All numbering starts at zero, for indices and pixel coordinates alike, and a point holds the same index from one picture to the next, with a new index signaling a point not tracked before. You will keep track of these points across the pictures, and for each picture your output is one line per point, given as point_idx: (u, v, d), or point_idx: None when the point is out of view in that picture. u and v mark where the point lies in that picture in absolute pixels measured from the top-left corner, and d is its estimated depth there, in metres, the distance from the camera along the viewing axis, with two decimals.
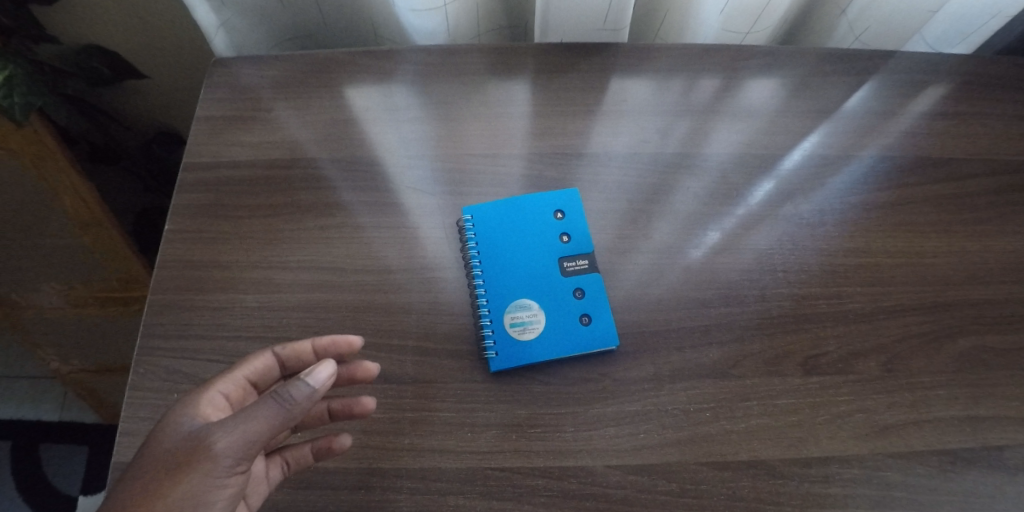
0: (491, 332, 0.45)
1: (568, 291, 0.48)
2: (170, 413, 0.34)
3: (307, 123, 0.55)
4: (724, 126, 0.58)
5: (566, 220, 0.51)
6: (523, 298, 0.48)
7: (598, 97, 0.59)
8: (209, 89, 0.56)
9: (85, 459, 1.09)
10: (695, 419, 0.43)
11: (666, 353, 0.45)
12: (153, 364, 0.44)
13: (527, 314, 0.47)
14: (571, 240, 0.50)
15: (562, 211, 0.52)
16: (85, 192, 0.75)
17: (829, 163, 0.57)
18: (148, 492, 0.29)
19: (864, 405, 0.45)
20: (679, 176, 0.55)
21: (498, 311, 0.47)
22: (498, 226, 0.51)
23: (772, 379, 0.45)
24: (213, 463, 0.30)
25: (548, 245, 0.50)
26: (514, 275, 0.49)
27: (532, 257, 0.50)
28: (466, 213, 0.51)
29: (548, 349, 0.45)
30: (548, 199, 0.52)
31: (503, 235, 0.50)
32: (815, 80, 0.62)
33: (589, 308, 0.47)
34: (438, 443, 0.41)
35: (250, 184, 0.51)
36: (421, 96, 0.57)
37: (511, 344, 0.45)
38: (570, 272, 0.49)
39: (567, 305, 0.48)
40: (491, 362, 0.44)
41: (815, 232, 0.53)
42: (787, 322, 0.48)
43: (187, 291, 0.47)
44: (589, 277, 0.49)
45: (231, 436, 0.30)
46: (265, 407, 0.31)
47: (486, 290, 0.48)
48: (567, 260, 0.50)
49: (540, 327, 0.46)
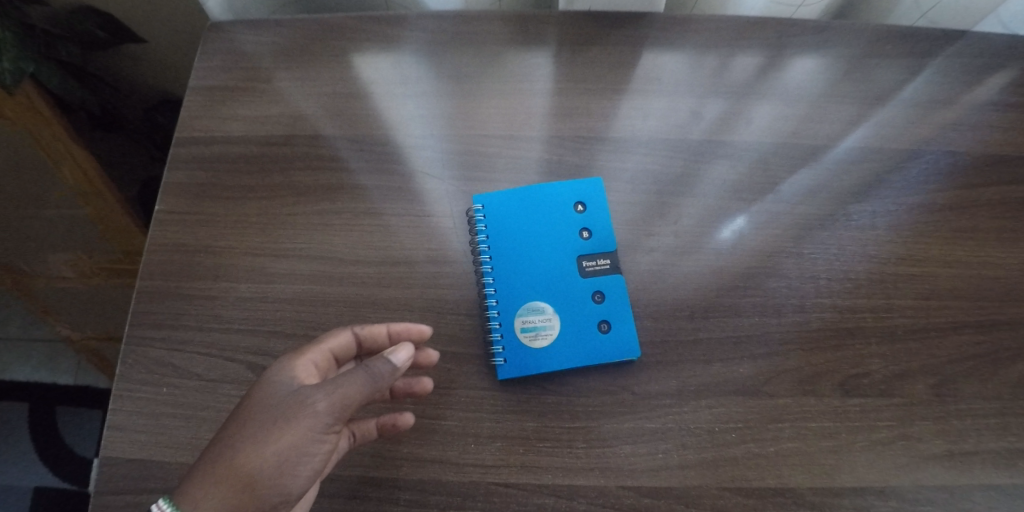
0: (500, 336, 0.42)
1: (586, 293, 0.44)
2: (267, 372, 0.33)
3: (307, 96, 0.50)
4: (764, 109, 0.52)
5: (587, 214, 0.47)
6: (537, 301, 0.44)
7: (627, 73, 0.53)
8: (204, 56, 0.52)
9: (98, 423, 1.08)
10: (720, 439, 0.39)
11: (691, 366, 0.41)
12: (143, 355, 0.42)
13: (540, 318, 0.43)
14: (591, 237, 0.46)
15: (583, 203, 0.47)
16: (85, 162, 0.72)
17: (884, 156, 0.51)
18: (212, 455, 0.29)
19: (907, 432, 0.41)
20: (712, 166, 0.50)
21: (508, 314, 0.43)
22: (513, 218, 0.46)
23: (806, 398, 0.41)
24: (315, 419, 0.30)
25: (565, 241, 0.46)
26: (528, 273, 0.45)
27: (549, 254, 0.46)
28: (478, 202, 0.46)
29: (562, 358, 0.41)
30: (568, 189, 0.47)
31: (517, 228, 0.46)
32: (873, 61, 0.55)
33: (607, 314, 0.43)
34: (439, 454, 0.38)
35: (246, 162, 0.48)
36: (432, 68, 0.52)
37: (521, 351, 0.41)
38: (589, 272, 0.45)
39: (585, 309, 0.44)
40: (498, 370, 0.40)
41: (865, 236, 0.47)
42: (827, 337, 0.43)
43: (179, 277, 0.44)
44: (610, 278, 0.44)
45: (331, 397, 0.31)
46: (357, 376, 0.32)
47: (496, 289, 0.44)
48: (586, 259, 0.45)
49: (553, 333, 0.42)
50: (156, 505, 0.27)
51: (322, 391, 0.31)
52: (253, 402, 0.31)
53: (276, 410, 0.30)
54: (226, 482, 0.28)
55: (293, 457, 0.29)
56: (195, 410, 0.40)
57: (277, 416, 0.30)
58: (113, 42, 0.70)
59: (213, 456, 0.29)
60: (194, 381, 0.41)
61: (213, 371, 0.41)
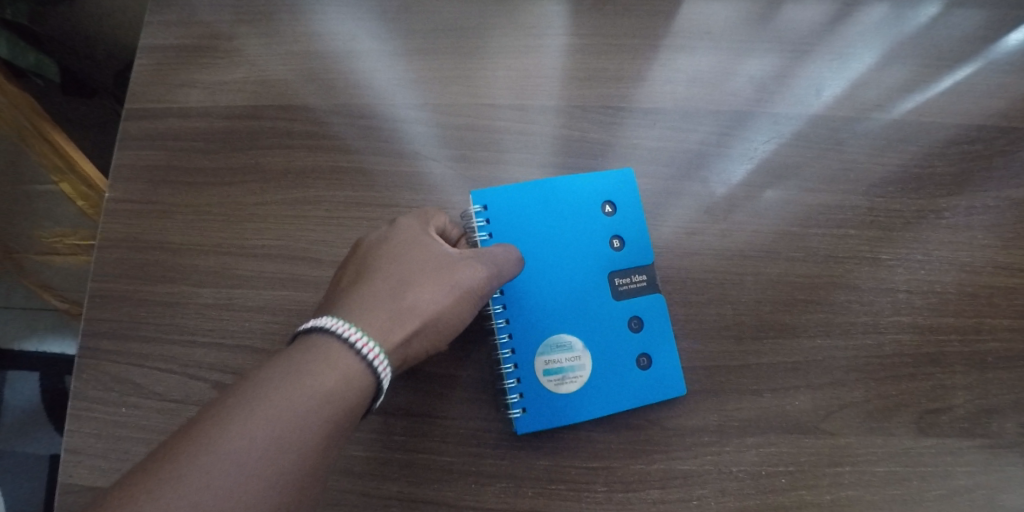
0: (516, 381, 0.35)
1: (621, 320, 0.36)
2: (400, 237, 0.31)
3: (274, 57, 0.42)
4: (835, 72, 0.42)
5: (616, 217, 0.38)
6: (562, 334, 0.36)
7: (665, 26, 0.43)
8: (152, 9, 0.43)
9: (36, 388, 0.84)
10: (766, 485, 0.33)
11: (735, 397, 0.35)
12: (98, 370, 0.36)
13: (567, 357, 0.35)
14: (624, 247, 0.37)
15: (612, 203, 0.38)
16: (55, 136, 0.57)
17: (987, 135, 0.41)
18: (371, 302, 0.27)
19: (992, 480, 0.34)
20: (770, 145, 0.40)
21: (526, 353, 0.35)
22: (527, 224, 0.37)
23: (872, 438, 0.34)
24: (475, 285, 0.30)
25: (595, 255, 0.37)
26: (548, 296, 0.36)
27: (574, 270, 0.37)
28: (478, 202, 0.36)
29: (595, 405, 0.34)
30: (594, 184, 0.38)
31: (534, 234, 0.37)
32: (975, 9, 0.43)
33: (646, 345, 0.36)
34: (434, 495, 0.33)
35: (207, 139, 0.40)
36: (424, 19, 0.43)
37: (545, 399, 0.34)
38: (622, 293, 0.37)
39: (619, 339, 0.36)
40: (518, 423, 0.34)
41: (956, 238, 0.38)
42: (901, 364, 0.36)
43: (136, 279, 0.38)
44: (647, 299, 0.36)
45: (488, 269, 0.31)
46: (501, 258, 0.32)
47: (508, 321, 0.35)
48: (619, 276, 0.37)
49: (584, 375, 0.35)
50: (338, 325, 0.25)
51: (478, 262, 0.31)
52: (401, 261, 0.29)
53: (436, 271, 0.30)
54: (404, 317, 0.27)
55: (453, 314, 0.30)
56: (159, 433, 0.35)
57: (440, 277, 0.29)
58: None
59: (377, 294, 0.28)
60: (155, 400, 0.35)
61: (177, 391, 0.35)
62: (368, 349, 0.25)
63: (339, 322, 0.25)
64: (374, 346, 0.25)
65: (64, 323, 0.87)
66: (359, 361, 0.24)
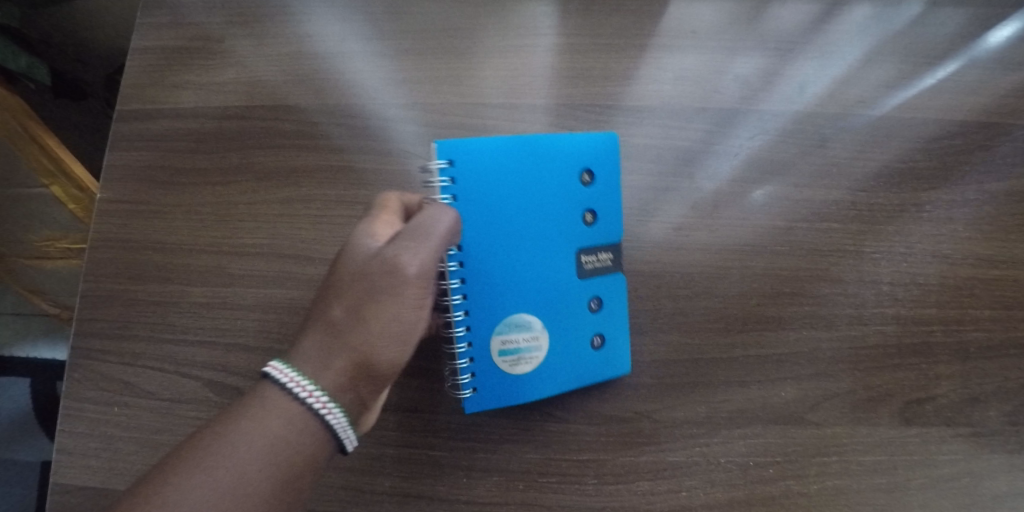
0: (470, 361, 0.33)
1: (582, 300, 0.35)
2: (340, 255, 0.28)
3: (265, 57, 0.42)
4: (817, 69, 0.43)
5: (593, 189, 0.36)
6: (523, 314, 0.34)
7: (652, 25, 0.44)
8: (145, 11, 0.44)
9: (27, 395, 0.83)
10: (754, 475, 0.34)
11: (723, 389, 0.35)
12: (90, 370, 0.36)
13: (524, 337, 0.34)
14: (596, 222, 0.36)
15: (591, 171, 0.36)
16: (46, 141, 0.57)
17: (967, 130, 0.42)
18: (322, 341, 0.25)
19: (977, 468, 0.34)
20: (752, 142, 0.41)
21: (482, 333, 0.33)
22: (495, 186, 0.33)
23: (858, 428, 0.35)
24: (411, 283, 0.26)
25: (566, 228, 0.35)
26: (511, 272, 0.33)
27: (541, 244, 0.34)
28: (442, 155, 0.31)
29: (548, 385, 0.34)
30: (578, 149, 0.35)
31: (503, 200, 0.33)
32: (955, 8, 0.44)
33: (601, 325, 0.36)
34: (426, 489, 0.33)
35: (198, 139, 0.40)
36: (414, 19, 0.43)
37: (496, 380, 0.33)
38: (587, 272, 0.35)
39: (576, 318, 0.35)
40: (466, 402, 0.33)
41: (939, 231, 0.39)
42: (885, 355, 0.36)
43: (127, 279, 0.38)
44: (608, 280, 0.36)
45: (418, 256, 0.26)
46: (428, 240, 0.27)
47: (466, 298, 0.32)
48: (585, 254, 0.35)
49: (540, 356, 0.34)
50: (278, 370, 0.24)
51: (404, 251, 0.26)
52: (338, 282, 0.27)
53: (366, 282, 0.26)
54: (345, 352, 0.25)
55: (400, 327, 0.26)
56: (151, 432, 0.35)
57: (371, 288, 0.26)
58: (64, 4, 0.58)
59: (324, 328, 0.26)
60: (148, 399, 0.35)
61: (169, 390, 0.36)
62: (308, 392, 0.24)
63: (281, 368, 0.24)
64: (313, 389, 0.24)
65: (56, 328, 0.87)
66: (301, 407, 0.24)
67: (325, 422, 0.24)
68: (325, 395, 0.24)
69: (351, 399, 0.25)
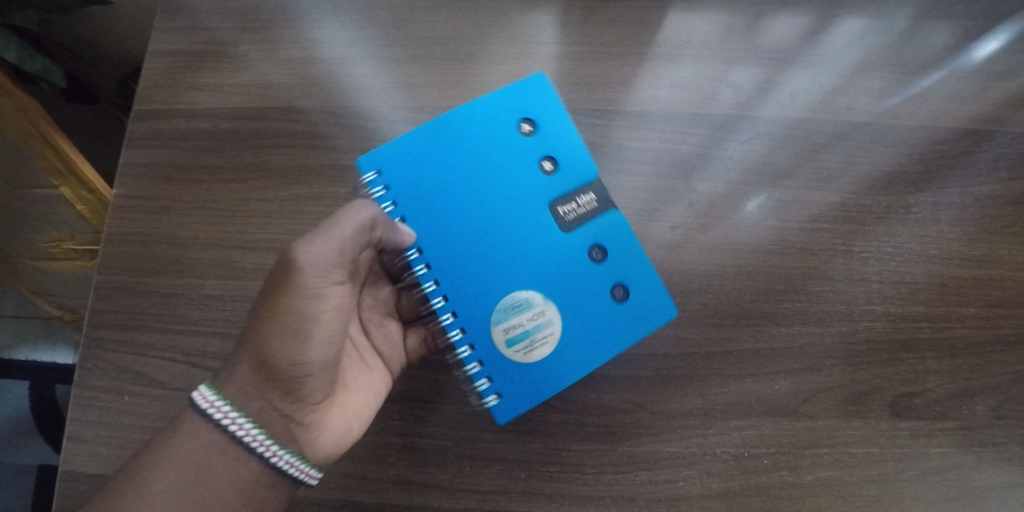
0: (480, 368, 0.34)
1: (582, 251, 0.36)
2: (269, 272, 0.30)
3: (279, 62, 0.44)
4: (809, 78, 0.45)
5: (538, 136, 0.37)
6: (516, 297, 0.35)
7: (650, 35, 0.46)
8: (164, 16, 0.45)
9: (23, 398, 0.83)
10: (749, 466, 0.35)
11: (718, 382, 0.36)
12: (100, 360, 0.37)
13: (529, 319, 0.35)
14: (556, 168, 0.37)
15: (531, 120, 0.37)
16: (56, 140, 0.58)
17: (951, 136, 0.43)
18: (245, 369, 0.29)
19: (965, 461, 0.35)
20: (747, 146, 0.43)
21: (478, 331, 0.34)
22: (440, 181, 0.35)
23: (849, 421, 0.36)
24: (320, 288, 0.29)
25: (531, 185, 0.36)
26: (490, 251, 0.35)
27: (507, 215, 0.35)
28: (369, 170, 0.35)
29: (570, 359, 0.35)
30: (505, 104, 0.37)
31: (444, 195, 0.35)
32: (939, 23, 0.47)
33: (616, 274, 0.36)
34: (430, 478, 0.34)
35: (213, 138, 0.42)
36: (423, 27, 0.45)
37: (515, 373, 0.34)
38: (572, 222, 0.36)
39: (583, 272, 0.36)
40: (496, 413, 0.34)
41: (925, 232, 0.41)
42: (876, 351, 0.38)
43: (141, 272, 0.39)
44: (601, 222, 0.36)
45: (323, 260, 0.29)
46: (332, 245, 0.29)
47: (449, 297, 0.34)
48: (560, 204, 0.36)
49: (556, 331, 0.35)
50: (201, 395, 0.28)
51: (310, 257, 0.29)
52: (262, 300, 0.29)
53: (277, 298, 0.29)
54: (262, 374, 0.29)
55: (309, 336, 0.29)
56: (160, 421, 0.36)
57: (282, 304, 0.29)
58: (82, 12, 0.59)
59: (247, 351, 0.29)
60: (157, 389, 0.36)
61: (179, 379, 0.36)
62: (233, 422, 0.28)
63: (207, 397, 0.28)
64: (238, 419, 0.28)
65: (56, 331, 0.87)
66: (225, 435, 0.28)
67: (249, 448, 0.28)
68: (250, 424, 0.29)
69: (274, 417, 0.30)
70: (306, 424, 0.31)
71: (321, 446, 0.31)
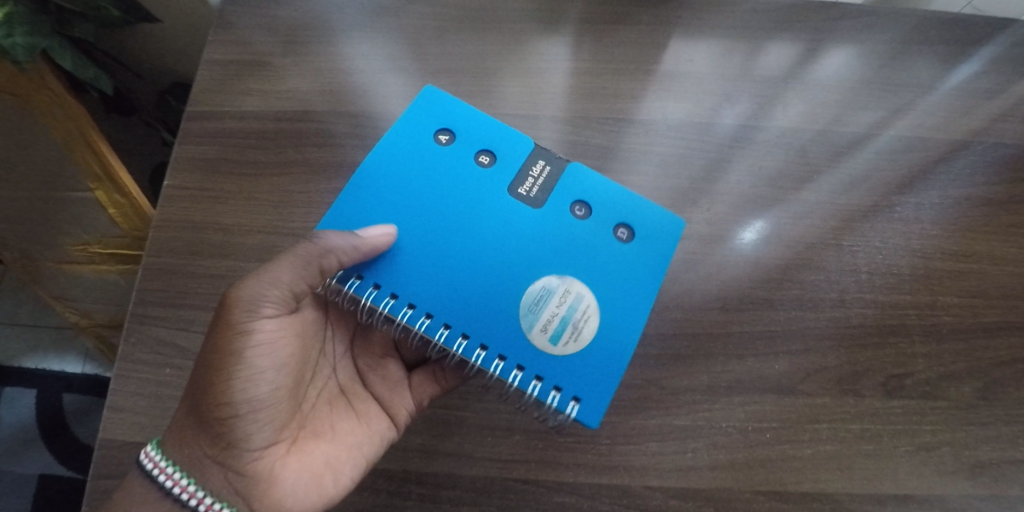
0: (541, 382, 0.34)
1: (566, 209, 0.39)
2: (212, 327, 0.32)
3: (321, 71, 0.49)
4: (798, 94, 0.50)
5: (458, 140, 0.41)
6: (535, 296, 0.36)
7: (655, 55, 0.51)
8: (219, 30, 0.50)
9: (32, 406, 0.84)
10: (753, 438, 0.37)
11: (723, 361, 0.39)
12: (144, 334, 0.40)
13: (557, 308, 0.36)
14: (493, 157, 0.40)
15: (445, 133, 0.41)
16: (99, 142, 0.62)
17: (928, 146, 0.48)
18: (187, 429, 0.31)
19: (953, 438, 0.38)
20: (745, 151, 0.47)
21: (512, 347, 0.34)
22: (397, 212, 0.37)
23: (845, 398, 0.38)
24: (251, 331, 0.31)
25: (482, 178, 0.39)
26: (483, 244, 0.37)
27: (479, 206, 0.38)
28: None
29: (608, 318, 0.37)
30: (420, 125, 0.41)
31: (407, 219, 0.37)
32: (913, 47, 0.52)
33: (609, 216, 0.40)
34: (455, 448, 0.36)
35: (259, 136, 0.46)
36: (451, 43, 0.50)
37: (570, 368, 0.35)
38: (539, 195, 0.40)
39: (573, 229, 0.39)
40: (586, 418, 0.33)
41: (908, 228, 0.44)
42: (867, 335, 0.41)
43: (186, 256, 0.42)
44: (564, 182, 0.40)
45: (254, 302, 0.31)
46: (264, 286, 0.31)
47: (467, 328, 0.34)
48: (517, 183, 0.40)
49: (591, 297, 0.37)
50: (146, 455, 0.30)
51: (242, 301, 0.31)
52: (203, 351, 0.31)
53: (213, 347, 0.31)
54: (200, 425, 0.30)
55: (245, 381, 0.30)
56: None
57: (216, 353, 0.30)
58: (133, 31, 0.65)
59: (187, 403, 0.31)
60: None
61: None
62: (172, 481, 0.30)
63: (150, 455, 0.30)
64: (179, 478, 0.30)
65: (68, 340, 0.89)
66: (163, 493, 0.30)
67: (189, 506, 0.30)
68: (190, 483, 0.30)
69: (215, 468, 0.31)
70: (251, 478, 0.31)
71: (277, 499, 0.31)
